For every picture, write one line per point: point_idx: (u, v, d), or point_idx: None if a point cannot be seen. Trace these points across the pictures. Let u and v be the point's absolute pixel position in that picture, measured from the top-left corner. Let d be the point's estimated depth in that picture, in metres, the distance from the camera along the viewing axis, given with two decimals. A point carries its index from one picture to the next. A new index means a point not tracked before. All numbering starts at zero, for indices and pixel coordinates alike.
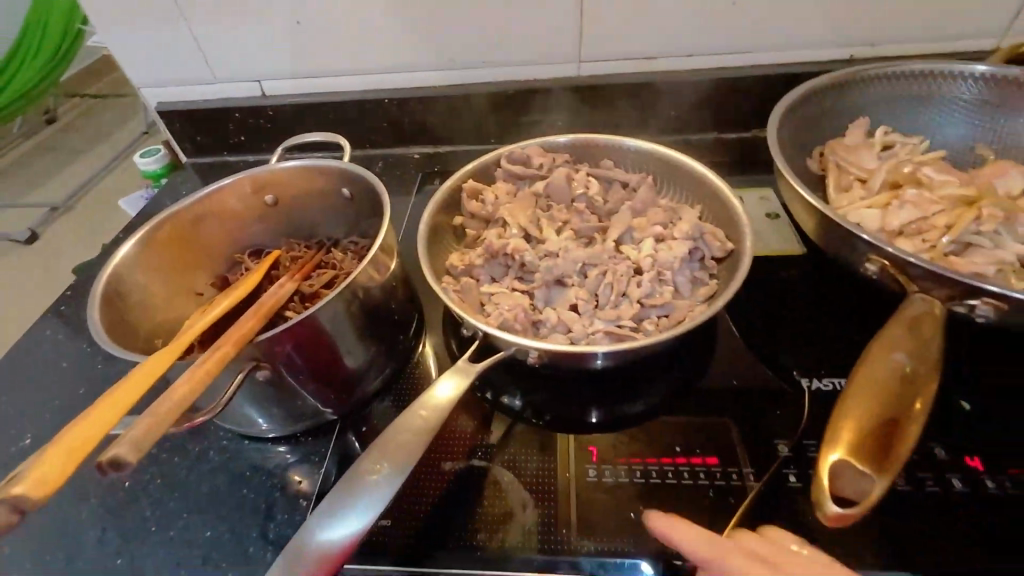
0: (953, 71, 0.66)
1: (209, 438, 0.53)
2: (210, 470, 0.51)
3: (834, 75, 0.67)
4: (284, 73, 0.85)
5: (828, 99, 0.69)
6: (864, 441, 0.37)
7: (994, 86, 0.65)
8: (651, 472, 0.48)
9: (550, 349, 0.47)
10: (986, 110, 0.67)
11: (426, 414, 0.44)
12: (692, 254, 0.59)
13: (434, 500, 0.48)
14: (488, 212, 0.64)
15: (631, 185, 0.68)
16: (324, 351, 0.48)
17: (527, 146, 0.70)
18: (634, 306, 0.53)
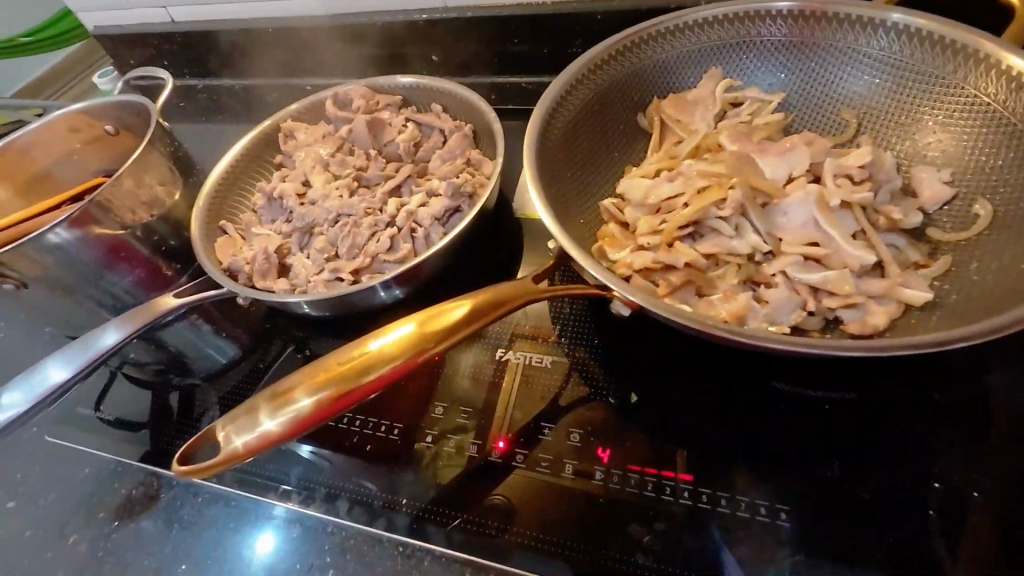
0: (764, 11, 0.55)
1: (33, 331, 0.65)
2: (26, 354, 0.64)
3: (626, 30, 0.57)
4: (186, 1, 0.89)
5: (627, 60, 0.58)
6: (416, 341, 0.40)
7: (812, 25, 0.54)
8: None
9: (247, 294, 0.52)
10: (812, 57, 0.55)
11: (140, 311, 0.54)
12: (451, 209, 0.58)
13: (160, 406, 0.57)
14: (293, 154, 0.67)
15: (446, 134, 0.66)
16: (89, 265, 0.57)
17: (356, 87, 0.70)
18: (365, 259, 0.55)
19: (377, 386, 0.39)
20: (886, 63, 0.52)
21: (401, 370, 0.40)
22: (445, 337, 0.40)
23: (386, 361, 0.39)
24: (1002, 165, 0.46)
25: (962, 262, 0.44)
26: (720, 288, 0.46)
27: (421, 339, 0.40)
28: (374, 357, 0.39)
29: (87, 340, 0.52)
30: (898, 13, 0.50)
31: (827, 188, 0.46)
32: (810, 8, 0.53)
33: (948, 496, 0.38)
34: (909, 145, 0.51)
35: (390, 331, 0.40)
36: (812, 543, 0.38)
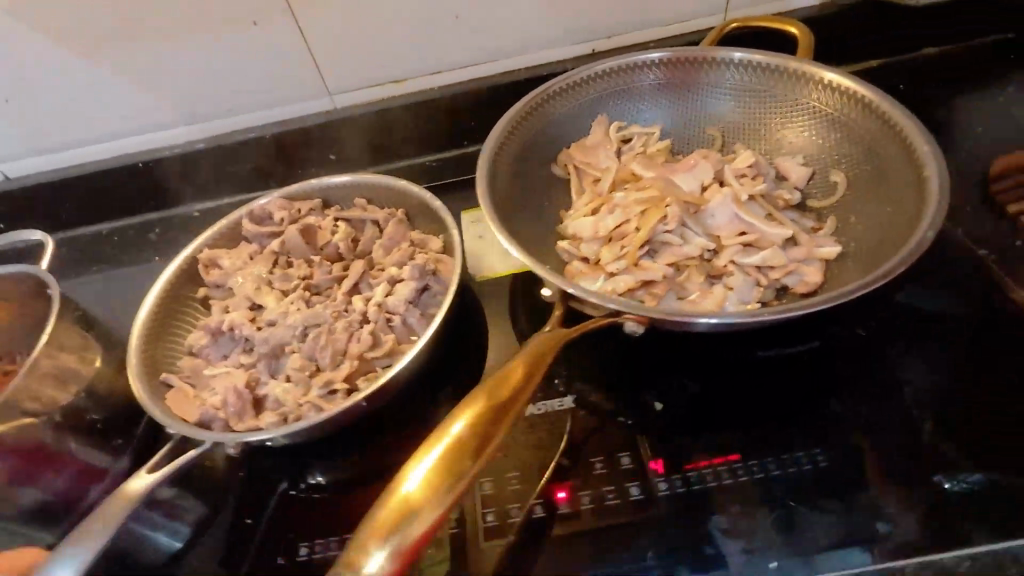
0: (633, 64, 0.66)
1: None
2: None
3: (531, 95, 0.64)
4: (21, 153, 0.79)
5: (535, 121, 0.66)
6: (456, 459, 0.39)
7: (673, 69, 0.66)
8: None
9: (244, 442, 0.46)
10: (678, 91, 0.67)
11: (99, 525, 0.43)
12: (420, 290, 0.58)
13: None
14: (223, 281, 0.62)
15: (381, 223, 0.67)
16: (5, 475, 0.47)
17: (269, 201, 0.68)
18: (353, 363, 0.52)
19: (438, 522, 0.38)
20: (733, 89, 0.65)
21: (448, 505, 0.38)
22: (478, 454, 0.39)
23: (436, 492, 0.38)
24: (839, 143, 0.60)
25: (842, 220, 0.57)
26: (691, 289, 0.53)
27: (457, 456, 0.39)
28: (417, 496, 0.37)
29: None
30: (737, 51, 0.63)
31: (735, 188, 0.57)
32: (667, 57, 0.66)
33: (913, 394, 0.48)
34: (768, 144, 0.65)
35: (420, 464, 0.38)
36: (845, 471, 0.45)
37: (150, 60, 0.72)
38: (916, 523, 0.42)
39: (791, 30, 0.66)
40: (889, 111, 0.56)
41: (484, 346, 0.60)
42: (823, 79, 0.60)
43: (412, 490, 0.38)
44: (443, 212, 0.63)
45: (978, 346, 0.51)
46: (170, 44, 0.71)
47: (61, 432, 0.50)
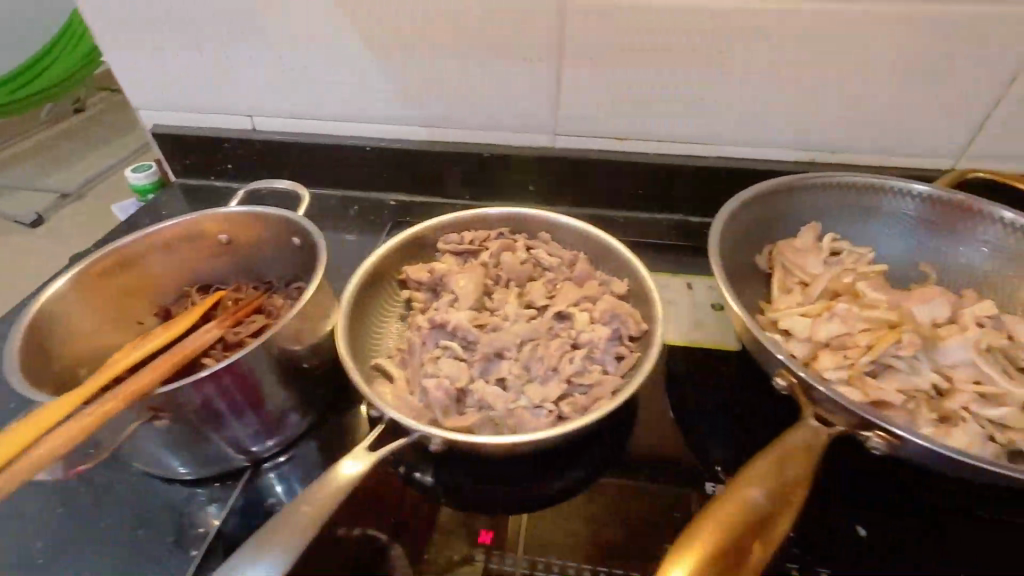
0: (888, 185, 0.67)
1: (128, 475, 0.55)
2: (123, 507, 0.53)
3: (781, 179, 0.66)
4: (275, 111, 0.89)
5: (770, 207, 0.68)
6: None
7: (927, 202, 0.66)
8: (554, 563, 0.49)
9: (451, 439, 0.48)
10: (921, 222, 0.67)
11: (307, 510, 0.42)
12: (611, 335, 0.61)
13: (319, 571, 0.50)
14: (435, 281, 0.65)
15: (567, 262, 0.70)
16: (216, 411, 0.49)
17: (464, 220, 0.72)
18: (562, 385, 0.55)
19: None
20: (985, 239, 0.64)
21: None
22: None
23: None
24: None
25: None
26: (921, 422, 0.51)
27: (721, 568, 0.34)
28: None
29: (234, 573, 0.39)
30: (1010, 212, 0.62)
31: (976, 334, 0.55)
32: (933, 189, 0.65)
33: None
34: (1005, 301, 0.63)
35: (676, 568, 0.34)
36: None
37: (421, 65, 0.79)
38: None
39: None
40: None
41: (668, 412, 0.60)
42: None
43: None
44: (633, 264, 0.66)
45: None
46: (443, 58, 0.78)
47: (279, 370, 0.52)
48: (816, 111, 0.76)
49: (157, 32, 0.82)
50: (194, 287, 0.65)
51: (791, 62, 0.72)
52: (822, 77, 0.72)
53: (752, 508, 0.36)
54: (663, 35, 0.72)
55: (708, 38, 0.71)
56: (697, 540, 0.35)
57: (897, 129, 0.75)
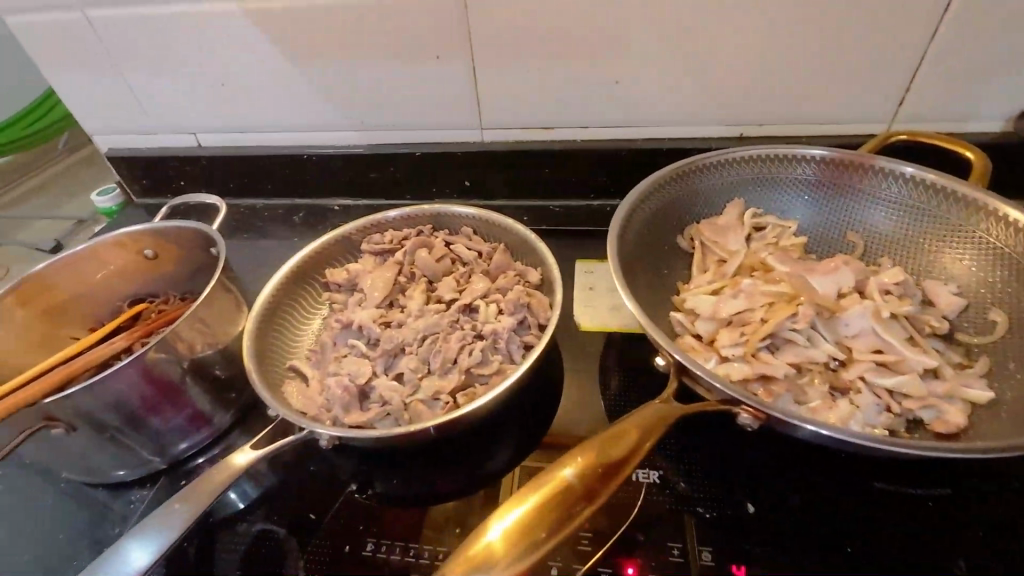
0: (800, 156, 0.66)
1: (63, 483, 0.59)
2: (56, 511, 0.57)
3: (687, 158, 0.66)
4: (216, 127, 0.92)
5: (679, 186, 0.67)
6: (536, 520, 0.38)
7: (834, 168, 0.65)
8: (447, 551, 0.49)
9: (337, 433, 0.49)
10: (834, 190, 0.66)
11: (181, 505, 0.46)
12: (517, 324, 0.61)
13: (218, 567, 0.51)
14: (352, 281, 0.68)
15: (484, 255, 0.70)
16: (122, 417, 0.53)
17: (384, 221, 0.74)
18: (459, 375, 0.56)
19: None
20: (902, 204, 0.62)
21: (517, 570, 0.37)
22: (556, 526, 0.38)
23: (509, 554, 0.37)
24: (1007, 283, 0.56)
25: (996, 361, 0.52)
26: (811, 395, 0.50)
27: (539, 524, 0.38)
28: (498, 549, 0.37)
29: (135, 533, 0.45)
30: (908, 165, 0.61)
31: (878, 302, 0.54)
32: (842, 158, 0.64)
33: None
34: (922, 265, 0.61)
35: (504, 515, 0.38)
36: None
37: (342, 73, 0.81)
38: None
39: (966, 154, 0.63)
40: None
41: (576, 397, 0.61)
42: (1000, 212, 0.56)
43: (494, 541, 0.37)
44: (543, 253, 0.67)
45: None
46: (362, 61, 0.80)
47: (187, 376, 0.56)
48: (734, 86, 0.75)
49: (97, 60, 0.85)
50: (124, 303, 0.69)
51: (700, 39, 0.71)
52: (733, 52, 0.72)
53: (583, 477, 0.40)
54: (568, 23, 0.72)
55: (612, 24, 0.71)
56: (527, 496, 0.39)
57: (822, 97, 0.74)
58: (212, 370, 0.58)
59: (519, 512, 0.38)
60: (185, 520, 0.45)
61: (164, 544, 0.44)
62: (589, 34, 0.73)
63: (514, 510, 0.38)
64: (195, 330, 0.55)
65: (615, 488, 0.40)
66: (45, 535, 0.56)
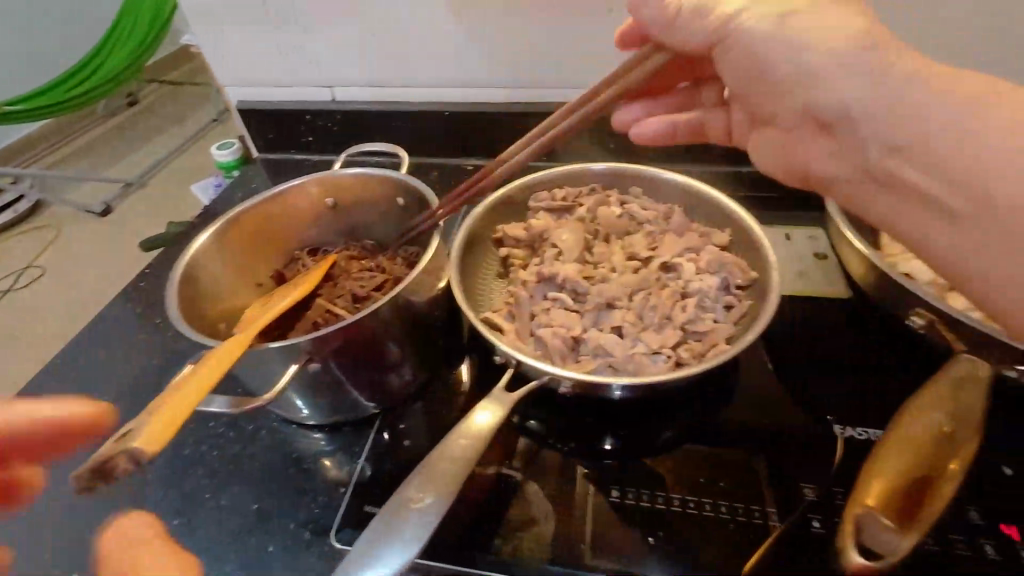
0: None
1: (263, 419, 0.58)
2: (261, 450, 0.55)
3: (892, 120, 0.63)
4: (355, 81, 0.90)
5: None
6: None
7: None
8: (700, 502, 0.47)
9: (581, 379, 0.49)
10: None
11: (466, 442, 0.45)
12: (720, 284, 0.60)
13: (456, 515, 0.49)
14: (534, 236, 0.67)
15: (662, 215, 0.69)
16: (350, 359, 0.51)
17: (553, 179, 0.73)
18: (677, 331, 0.55)
19: None
20: None
21: None
22: None
23: None
24: None
25: None
26: None
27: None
28: None
29: (389, 520, 0.40)
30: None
31: None
32: None
33: None
34: None
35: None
36: None
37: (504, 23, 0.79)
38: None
39: None
40: None
41: (781, 359, 0.59)
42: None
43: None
44: (731, 214, 0.65)
45: None
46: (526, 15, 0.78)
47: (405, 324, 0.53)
48: None
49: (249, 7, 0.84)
50: (304, 251, 0.69)
51: None
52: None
53: None
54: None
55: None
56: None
57: None
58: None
59: None
60: (459, 467, 0.43)
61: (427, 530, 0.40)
62: None
63: None
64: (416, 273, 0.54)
65: None
66: (254, 472, 0.54)
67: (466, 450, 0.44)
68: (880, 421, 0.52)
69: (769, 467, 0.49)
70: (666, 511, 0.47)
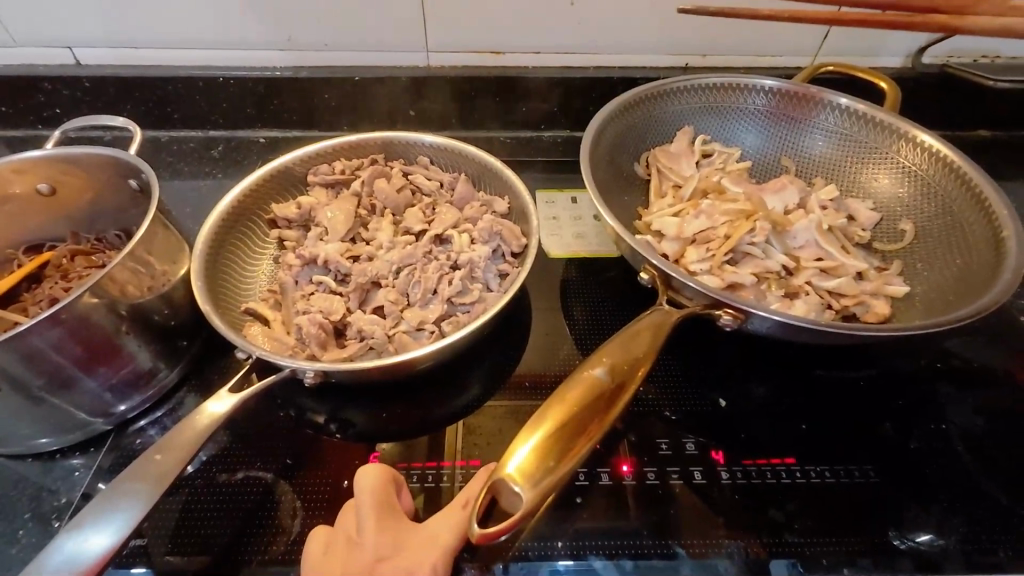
0: (746, 85, 0.69)
1: None
2: None
3: (646, 84, 0.67)
4: (101, 41, 0.76)
5: (637, 113, 0.69)
6: (561, 431, 0.38)
7: (780, 98, 0.69)
8: (453, 474, 0.49)
9: (324, 368, 0.47)
10: (778, 119, 0.70)
11: (163, 456, 0.41)
12: (492, 252, 0.60)
13: (195, 526, 0.46)
14: (304, 216, 0.62)
15: (446, 185, 0.67)
16: (50, 375, 0.45)
17: (331, 150, 0.68)
18: (442, 305, 0.54)
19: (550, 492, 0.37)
20: (834, 130, 0.68)
21: (554, 482, 0.37)
22: (584, 436, 0.38)
23: (547, 466, 0.37)
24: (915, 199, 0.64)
25: (907, 264, 0.61)
26: (770, 299, 0.56)
27: (558, 445, 0.37)
28: (533, 462, 0.37)
29: (85, 517, 0.39)
30: (845, 97, 0.66)
31: (819, 215, 0.60)
32: (785, 87, 0.68)
33: (961, 430, 0.51)
34: (851, 184, 0.67)
35: (520, 445, 0.37)
36: (898, 485, 0.47)
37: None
38: (966, 545, 0.44)
39: (883, 85, 0.71)
40: (973, 175, 0.59)
41: (553, 321, 0.62)
42: (915, 138, 0.63)
43: (514, 471, 0.36)
44: (508, 180, 0.65)
45: None
46: None
47: (126, 327, 0.48)
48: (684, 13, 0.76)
49: None
50: (22, 249, 0.59)
51: None
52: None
53: (604, 382, 0.41)
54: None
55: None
56: (539, 424, 0.38)
57: (760, 30, 0.78)
58: (155, 317, 0.51)
59: (544, 429, 0.38)
60: (164, 477, 0.41)
61: (134, 522, 0.39)
62: None
63: (538, 427, 0.38)
64: (131, 271, 0.48)
65: (629, 392, 0.41)
66: None
67: (176, 453, 0.42)
68: None
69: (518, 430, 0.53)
70: (419, 489, 0.49)
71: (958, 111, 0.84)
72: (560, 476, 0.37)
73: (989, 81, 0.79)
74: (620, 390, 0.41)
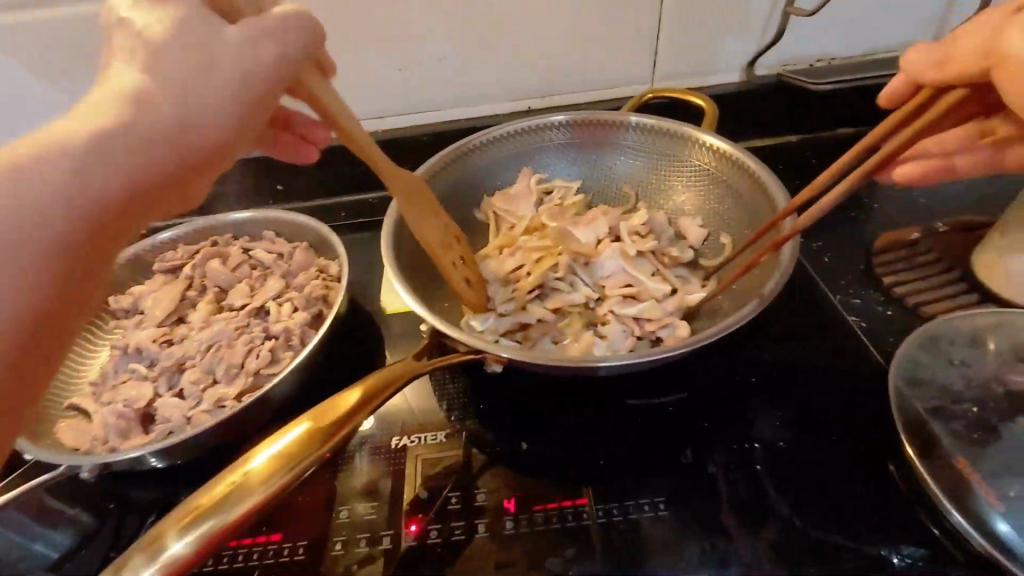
0: (545, 123, 0.69)
1: None
2: None
3: (454, 144, 0.66)
4: None
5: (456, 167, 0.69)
6: (295, 448, 0.39)
7: (580, 129, 0.69)
8: None
9: (106, 462, 0.49)
10: (586, 147, 0.71)
11: None
12: (311, 317, 0.61)
13: None
14: (135, 305, 0.65)
15: (285, 255, 0.68)
16: None
17: (174, 238, 0.71)
18: (247, 379, 0.55)
19: (251, 515, 0.37)
20: (638, 148, 0.69)
21: (260, 501, 0.37)
22: (318, 450, 0.40)
23: (261, 483, 0.38)
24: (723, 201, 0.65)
25: (725, 278, 0.61)
26: (568, 334, 0.56)
27: (300, 448, 0.39)
28: (253, 477, 0.38)
29: None
30: (636, 115, 0.66)
31: (625, 244, 0.61)
32: (580, 118, 0.68)
33: (765, 450, 0.49)
34: (668, 199, 0.69)
35: (253, 455, 0.39)
36: (688, 516, 0.46)
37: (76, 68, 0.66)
38: (894, 558, 0.42)
39: (701, 100, 0.70)
40: (762, 174, 0.59)
41: None
42: (704, 141, 0.64)
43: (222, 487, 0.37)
44: (336, 245, 0.67)
45: (849, 408, 0.51)
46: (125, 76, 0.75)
47: None
48: (509, 63, 0.78)
49: None
50: None
51: (462, 17, 0.73)
52: (497, 22, 0.74)
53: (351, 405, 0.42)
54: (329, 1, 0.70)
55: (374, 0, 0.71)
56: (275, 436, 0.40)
57: (588, 67, 0.79)
58: None
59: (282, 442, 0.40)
60: None
61: None
62: (456, 14, 0.73)
63: (278, 440, 0.40)
64: None
65: (367, 416, 0.42)
66: None
67: None
68: (431, 423, 0.54)
69: (308, 497, 0.50)
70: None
71: (801, 117, 0.84)
72: (271, 492, 0.38)
73: (809, 85, 0.78)
74: (356, 413, 0.42)
